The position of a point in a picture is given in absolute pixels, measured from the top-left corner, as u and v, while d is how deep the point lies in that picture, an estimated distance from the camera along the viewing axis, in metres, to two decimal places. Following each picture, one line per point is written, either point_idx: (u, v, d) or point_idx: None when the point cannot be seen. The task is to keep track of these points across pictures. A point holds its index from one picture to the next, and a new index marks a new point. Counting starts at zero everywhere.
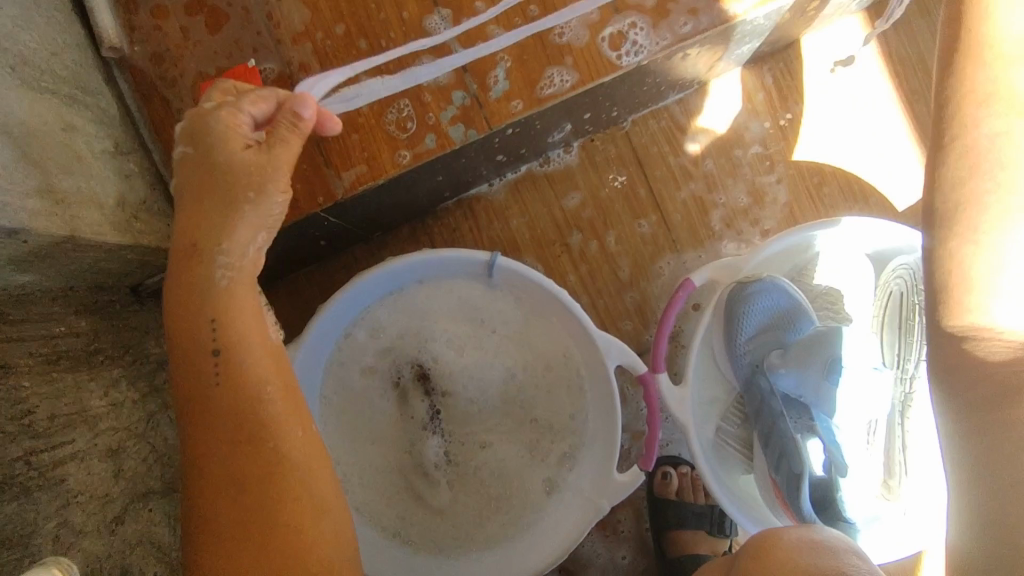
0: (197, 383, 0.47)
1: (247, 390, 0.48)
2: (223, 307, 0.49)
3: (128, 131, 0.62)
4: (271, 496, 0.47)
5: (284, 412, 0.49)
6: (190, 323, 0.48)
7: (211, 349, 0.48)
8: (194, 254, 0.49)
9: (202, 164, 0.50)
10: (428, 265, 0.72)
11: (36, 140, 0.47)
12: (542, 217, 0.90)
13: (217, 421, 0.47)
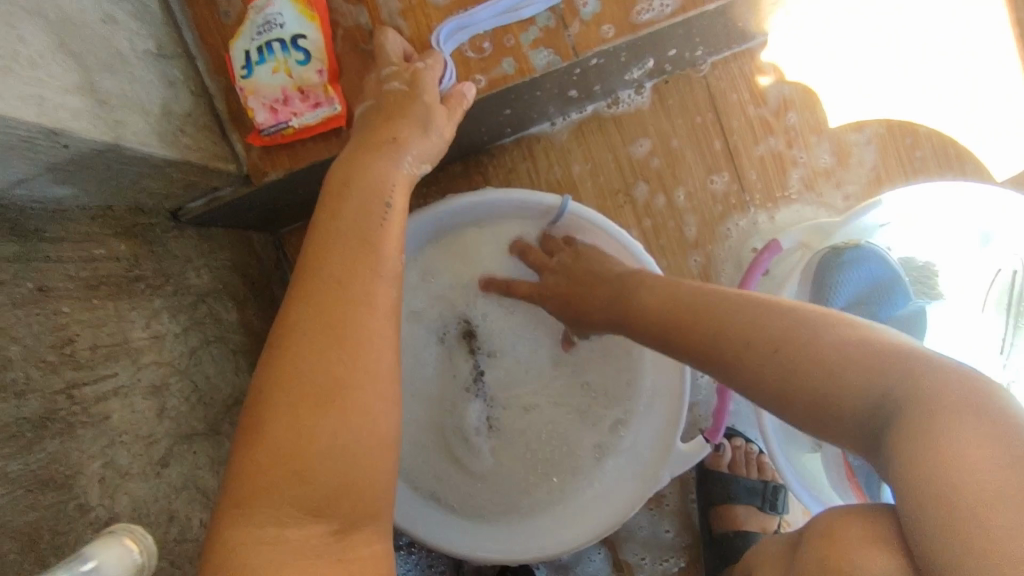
0: (319, 294, 0.41)
1: (360, 303, 0.41)
2: (361, 217, 0.45)
3: (171, 33, 0.55)
4: (342, 436, 0.37)
5: (370, 343, 0.40)
6: (332, 234, 0.44)
7: (336, 261, 0.43)
8: (355, 174, 0.47)
9: (389, 111, 0.52)
10: (490, 207, 0.66)
11: (77, 29, 0.40)
12: (606, 164, 0.83)
13: (319, 340, 0.39)
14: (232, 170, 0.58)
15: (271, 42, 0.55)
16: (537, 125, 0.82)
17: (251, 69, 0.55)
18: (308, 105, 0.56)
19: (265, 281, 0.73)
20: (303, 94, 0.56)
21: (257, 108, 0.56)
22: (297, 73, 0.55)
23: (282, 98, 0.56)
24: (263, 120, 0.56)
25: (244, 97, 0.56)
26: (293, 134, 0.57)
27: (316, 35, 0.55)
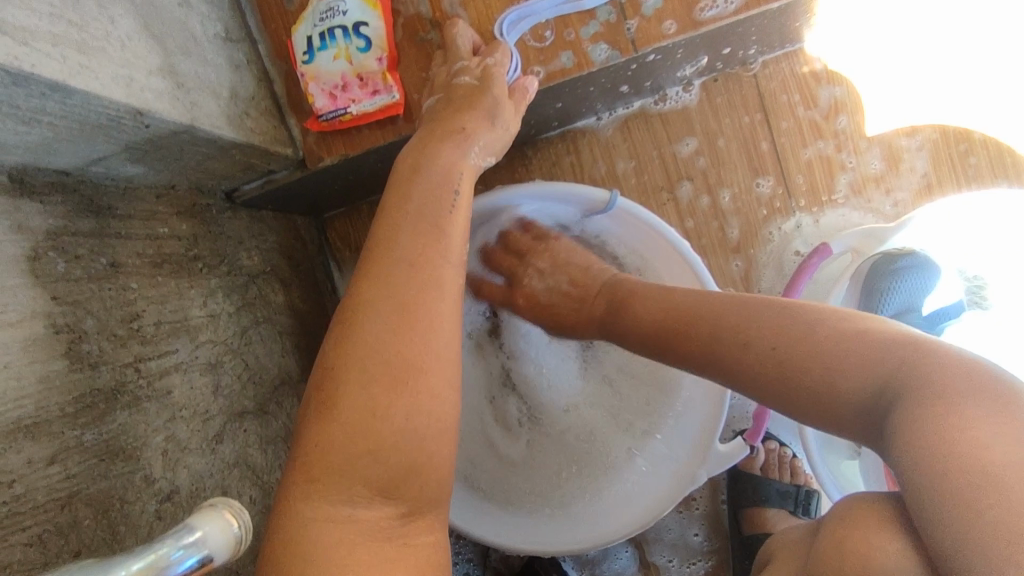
0: (385, 272, 0.41)
1: (420, 290, 0.41)
2: (428, 201, 0.46)
3: (235, 17, 0.56)
4: (401, 427, 0.37)
5: (430, 329, 0.40)
6: (401, 218, 0.45)
7: (406, 243, 0.43)
8: (423, 157, 0.48)
9: (456, 102, 0.52)
10: (537, 199, 0.66)
11: (156, 11, 0.41)
12: (651, 161, 0.82)
13: (379, 327, 0.39)
14: (290, 154, 0.58)
15: (333, 28, 0.55)
16: (583, 119, 0.81)
17: (313, 54, 0.56)
18: (366, 92, 0.57)
19: (309, 266, 0.74)
20: (361, 81, 0.56)
21: (318, 94, 0.57)
22: (358, 60, 0.56)
23: (342, 85, 0.56)
24: (322, 106, 0.57)
25: (305, 83, 0.57)
26: (350, 120, 0.58)
27: (377, 23, 0.55)
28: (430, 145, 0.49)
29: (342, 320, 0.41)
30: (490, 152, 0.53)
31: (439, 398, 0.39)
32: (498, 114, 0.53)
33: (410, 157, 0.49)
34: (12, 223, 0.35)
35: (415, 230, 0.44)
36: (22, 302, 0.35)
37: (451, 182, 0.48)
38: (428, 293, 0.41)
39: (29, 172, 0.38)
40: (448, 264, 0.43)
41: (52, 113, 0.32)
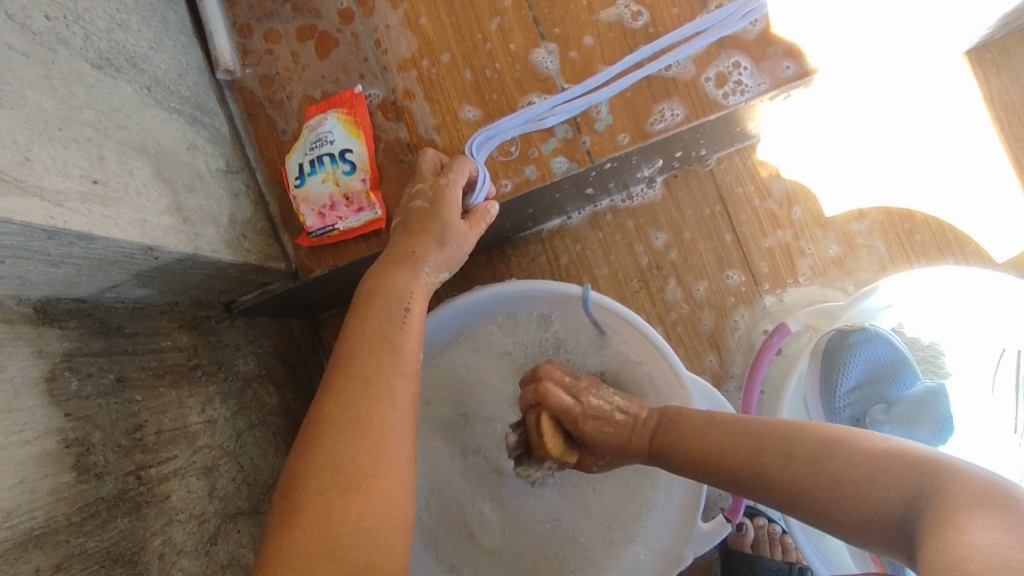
0: (345, 384, 0.47)
1: (376, 396, 0.47)
2: (382, 320, 0.52)
3: (236, 150, 0.63)
4: (352, 526, 0.41)
5: (377, 433, 0.45)
6: (359, 336, 0.50)
7: (366, 359, 0.49)
8: (382, 283, 0.54)
9: (416, 225, 0.58)
10: (510, 297, 0.70)
11: (166, 158, 0.48)
12: (623, 254, 0.89)
13: (339, 432, 0.44)
14: (283, 267, 0.64)
15: (321, 156, 0.63)
16: (557, 217, 0.88)
17: (303, 179, 0.63)
18: (352, 209, 0.63)
19: (301, 369, 0.78)
20: (347, 200, 0.63)
21: (307, 214, 0.63)
22: (343, 182, 0.63)
23: (330, 204, 0.63)
24: (313, 224, 0.64)
25: (297, 203, 0.64)
26: (338, 235, 0.64)
27: (360, 149, 0.64)
28: (387, 270, 0.56)
29: (308, 432, 0.45)
30: (446, 268, 0.59)
31: (388, 497, 0.43)
32: (455, 236, 0.59)
33: (368, 285, 0.54)
34: (33, 349, 0.40)
35: (372, 346, 0.50)
36: (38, 420, 0.38)
37: (408, 302, 0.54)
38: (384, 401, 0.47)
39: (51, 302, 0.42)
40: (399, 373, 0.49)
41: (76, 256, 0.38)
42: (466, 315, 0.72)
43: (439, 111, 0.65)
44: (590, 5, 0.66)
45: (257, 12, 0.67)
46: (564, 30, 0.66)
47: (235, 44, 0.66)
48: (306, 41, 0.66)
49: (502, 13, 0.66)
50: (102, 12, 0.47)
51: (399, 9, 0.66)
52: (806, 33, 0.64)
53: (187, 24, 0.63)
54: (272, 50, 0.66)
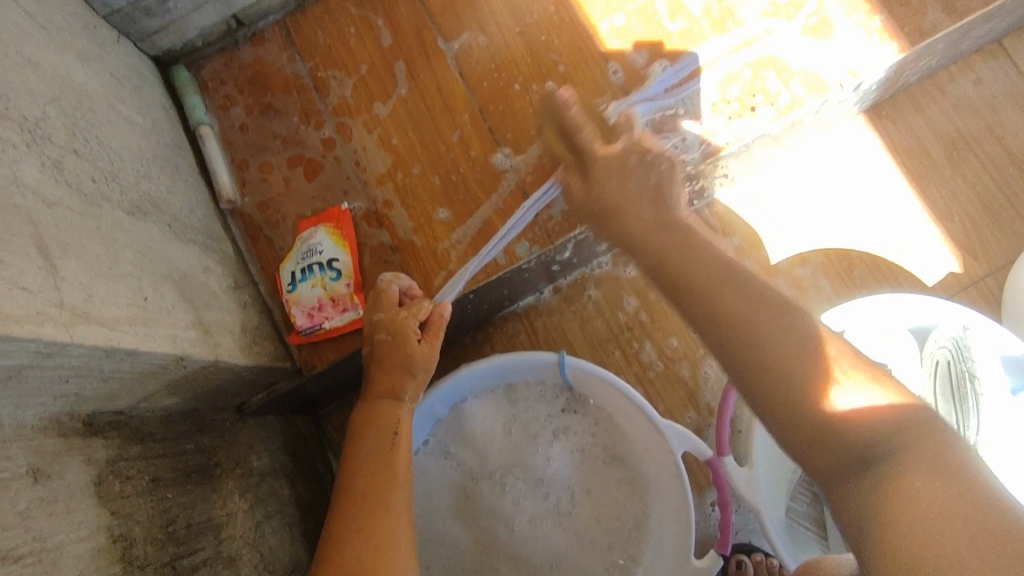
0: (350, 507, 0.57)
1: (369, 518, 0.56)
2: (368, 448, 0.62)
3: (241, 268, 0.72)
4: None
5: (376, 548, 0.54)
6: (359, 467, 0.61)
7: (361, 483, 0.59)
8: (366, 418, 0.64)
9: (383, 365, 0.65)
10: (497, 370, 0.81)
11: (188, 281, 0.57)
12: (596, 319, 0.97)
13: (343, 558, 0.53)
14: (287, 366, 0.72)
15: (311, 265, 0.72)
16: (531, 294, 0.97)
17: (295, 285, 0.72)
18: (338, 310, 0.72)
19: (309, 462, 0.83)
20: (334, 301, 0.72)
21: (297, 313, 0.72)
22: (330, 286, 0.72)
23: (318, 306, 0.72)
24: (303, 323, 0.72)
25: (290, 303, 0.72)
26: (324, 333, 0.72)
27: (346, 259, 0.73)
28: (371, 411, 0.65)
29: (318, 557, 0.54)
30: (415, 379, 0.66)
31: None
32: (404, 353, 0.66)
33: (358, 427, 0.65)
34: (83, 458, 0.46)
35: (365, 472, 0.60)
36: (90, 519, 0.44)
37: (375, 434, 0.63)
38: (376, 518, 0.56)
39: (96, 414, 0.49)
40: (388, 493, 0.59)
41: (123, 371, 0.45)
42: (440, 405, 0.82)
43: (415, 215, 0.75)
44: (535, 113, 0.78)
45: (252, 149, 0.78)
46: (516, 135, 0.78)
47: (235, 178, 0.77)
48: (296, 168, 0.77)
49: (461, 127, 0.78)
50: (131, 167, 0.56)
51: (374, 133, 0.77)
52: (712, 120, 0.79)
53: (193, 165, 0.73)
54: (267, 178, 0.77)
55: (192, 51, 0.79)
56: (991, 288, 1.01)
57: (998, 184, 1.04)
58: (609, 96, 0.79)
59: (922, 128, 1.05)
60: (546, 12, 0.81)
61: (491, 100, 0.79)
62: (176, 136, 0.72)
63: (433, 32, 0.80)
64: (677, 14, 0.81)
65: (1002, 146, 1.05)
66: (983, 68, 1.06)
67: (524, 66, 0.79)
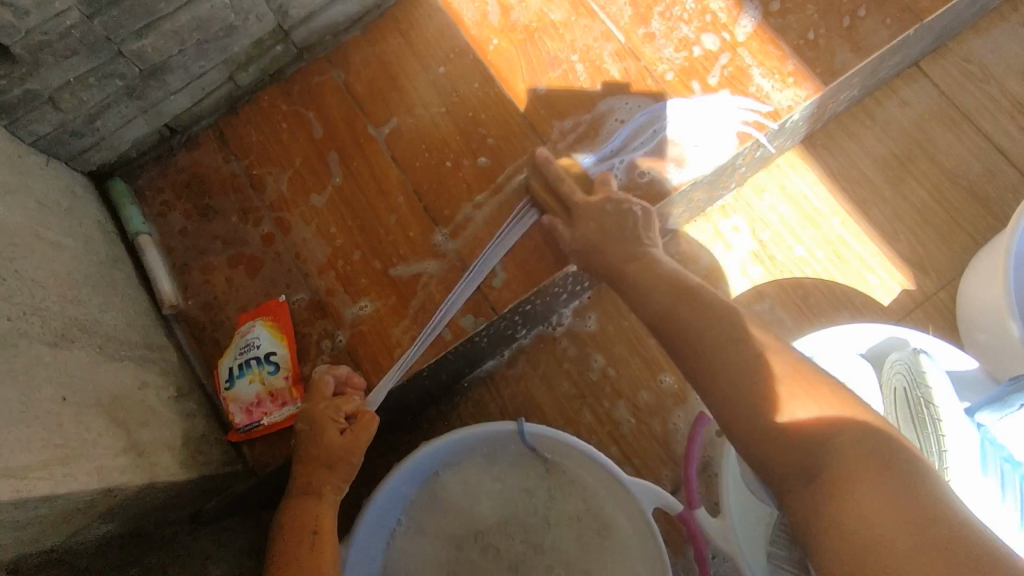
0: None
1: None
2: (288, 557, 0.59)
3: (185, 373, 0.72)
4: None
5: None
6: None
7: None
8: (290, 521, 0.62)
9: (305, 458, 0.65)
10: (461, 443, 0.80)
11: (122, 404, 0.56)
12: (559, 377, 0.97)
13: None
14: (237, 468, 0.71)
15: (249, 359, 0.72)
16: (492, 358, 0.97)
17: (233, 381, 0.72)
18: (276, 404, 0.71)
19: None
20: (272, 396, 0.72)
21: (237, 411, 0.72)
22: (268, 380, 0.72)
23: (256, 402, 0.71)
24: (241, 420, 0.71)
25: (229, 401, 0.72)
26: (264, 429, 0.71)
27: (284, 351, 0.73)
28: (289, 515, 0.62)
29: None
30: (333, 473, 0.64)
31: None
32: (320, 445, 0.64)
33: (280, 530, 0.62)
34: None
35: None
36: None
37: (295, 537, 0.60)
38: None
39: (21, 559, 0.45)
40: None
41: (42, 516, 0.44)
42: (393, 495, 0.80)
43: (358, 301, 0.76)
44: (468, 188, 0.80)
45: (191, 252, 0.78)
46: (451, 211, 0.79)
47: (177, 282, 0.77)
48: (237, 266, 0.78)
49: (397, 209, 0.79)
50: (56, 296, 0.56)
51: (312, 224, 0.79)
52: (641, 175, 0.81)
53: (132, 276, 0.74)
54: (209, 279, 0.77)
55: (128, 162, 0.81)
56: (944, 302, 1.03)
57: (938, 200, 1.06)
58: (539, 163, 0.81)
59: (856, 154, 1.08)
60: (470, 88, 0.84)
61: (425, 180, 0.80)
62: (113, 249, 0.73)
63: (363, 120, 0.83)
64: (597, 77, 0.84)
65: (935, 163, 1.08)
66: (906, 91, 1.10)
67: (454, 143, 0.82)
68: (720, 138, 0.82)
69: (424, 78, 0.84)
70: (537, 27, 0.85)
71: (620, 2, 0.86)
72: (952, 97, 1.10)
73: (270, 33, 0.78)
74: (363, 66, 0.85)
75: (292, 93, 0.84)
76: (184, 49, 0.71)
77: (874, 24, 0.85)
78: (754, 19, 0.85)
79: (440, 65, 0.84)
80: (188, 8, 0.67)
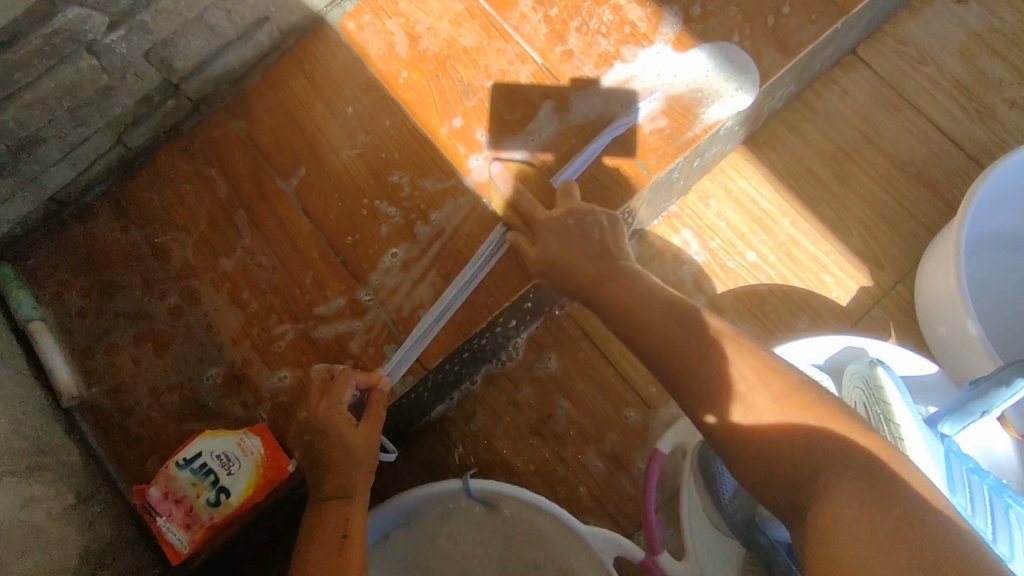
0: None
1: None
2: None
3: (92, 471, 0.66)
4: None
5: None
6: None
7: None
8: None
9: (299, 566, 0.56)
10: (407, 507, 0.76)
11: None
12: (514, 417, 0.93)
13: None
14: (156, 569, 0.65)
15: (188, 457, 0.65)
16: (441, 403, 0.93)
17: (179, 467, 0.65)
18: (183, 518, 0.64)
19: None
20: (187, 509, 0.64)
21: (157, 487, 0.65)
22: (192, 488, 0.65)
23: (175, 502, 0.64)
24: (153, 506, 0.65)
25: (162, 473, 0.65)
26: (162, 534, 0.64)
27: (211, 460, 0.65)
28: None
29: None
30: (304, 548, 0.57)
31: None
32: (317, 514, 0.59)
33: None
34: None
35: None
36: None
37: None
38: None
39: None
40: None
41: None
42: None
43: (278, 371, 0.71)
44: (387, 236, 0.75)
45: (93, 334, 0.72)
46: (371, 263, 0.74)
47: (78, 368, 0.71)
48: (144, 344, 0.72)
49: (312, 266, 0.74)
50: None
51: (222, 290, 0.73)
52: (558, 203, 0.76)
53: (25, 368, 0.67)
54: (114, 362, 0.71)
55: (15, 240, 0.74)
56: (902, 296, 1.00)
57: (886, 190, 1.03)
58: (460, 202, 0.76)
59: (800, 149, 1.05)
60: (383, 128, 0.78)
61: (341, 230, 0.75)
62: (0, 342, 0.66)
63: (269, 172, 0.77)
64: (516, 103, 0.79)
65: (880, 151, 1.05)
66: (845, 81, 1.07)
67: (368, 189, 0.76)
68: (652, 154, 0.77)
69: (333, 120, 0.79)
70: (447, 54, 0.81)
71: (534, 20, 0.82)
72: (893, 83, 1.07)
73: (157, 88, 0.72)
74: (266, 114, 0.79)
75: (190, 150, 0.78)
76: (55, 118, 0.65)
77: (800, 20, 0.81)
78: (675, 26, 0.81)
79: (348, 104, 0.79)
80: (49, 74, 0.60)
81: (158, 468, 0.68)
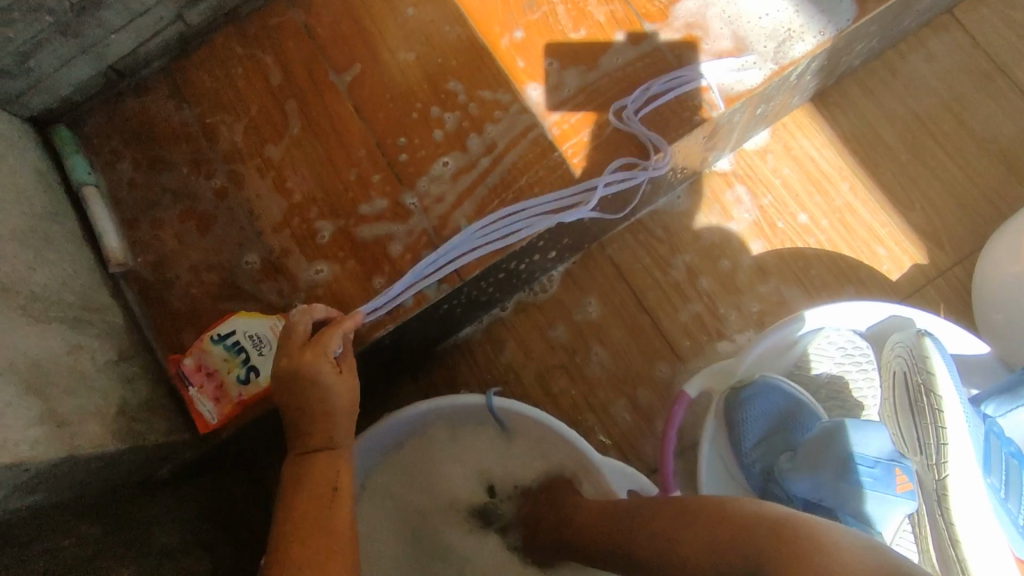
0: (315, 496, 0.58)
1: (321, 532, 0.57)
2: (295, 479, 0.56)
3: (131, 335, 0.68)
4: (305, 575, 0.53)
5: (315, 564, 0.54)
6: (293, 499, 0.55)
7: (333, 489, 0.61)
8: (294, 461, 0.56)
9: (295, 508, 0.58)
10: (425, 415, 0.76)
11: (42, 370, 0.52)
12: (541, 348, 0.93)
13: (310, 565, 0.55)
14: (185, 436, 0.67)
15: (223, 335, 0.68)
16: (469, 325, 0.93)
17: (213, 342, 0.68)
18: (211, 390, 0.67)
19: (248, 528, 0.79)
20: (219, 383, 0.68)
21: (191, 358, 0.68)
22: (222, 363, 0.68)
23: (206, 374, 0.68)
24: (184, 377, 0.68)
25: (197, 345, 0.68)
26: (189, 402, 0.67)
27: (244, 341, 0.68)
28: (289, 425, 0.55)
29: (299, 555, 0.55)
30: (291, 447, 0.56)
31: None
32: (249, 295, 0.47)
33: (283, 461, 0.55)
34: None
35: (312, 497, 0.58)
36: None
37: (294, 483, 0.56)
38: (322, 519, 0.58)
39: None
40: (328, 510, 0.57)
41: None
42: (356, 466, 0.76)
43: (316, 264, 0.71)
44: (436, 144, 0.74)
45: (140, 207, 0.73)
46: (418, 168, 0.73)
47: (124, 237, 0.72)
48: (189, 222, 0.73)
49: (358, 164, 0.73)
50: None
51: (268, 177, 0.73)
52: (614, 130, 0.73)
53: (75, 230, 0.69)
54: (159, 234, 0.73)
55: (73, 107, 0.75)
56: (959, 277, 0.95)
57: (960, 166, 0.97)
58: (515, 116, 0.74)
59: (873, 112, 0.99)
60: (442, 32, 0.76)
61: (390, 132, 0.74)
62: (54, 201, 0.68)
63: (324, 65, 0.76)
64: (581, 21, 0.76)
65: (960, 123, 0.98)
66: (934, 44, 1.00)
67: (421, 93, 0.75)
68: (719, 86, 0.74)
69: (393, 19, 0.76)
70: None
71: None
72: (986, 51, 0.99)
73: None
74: (326, 6, 0.77)
75: (247, 34, 0.77)
76: None
77: None
78: None
79: (409, 4, 0.77)
80: None
81: (193, 341, 0.70)
